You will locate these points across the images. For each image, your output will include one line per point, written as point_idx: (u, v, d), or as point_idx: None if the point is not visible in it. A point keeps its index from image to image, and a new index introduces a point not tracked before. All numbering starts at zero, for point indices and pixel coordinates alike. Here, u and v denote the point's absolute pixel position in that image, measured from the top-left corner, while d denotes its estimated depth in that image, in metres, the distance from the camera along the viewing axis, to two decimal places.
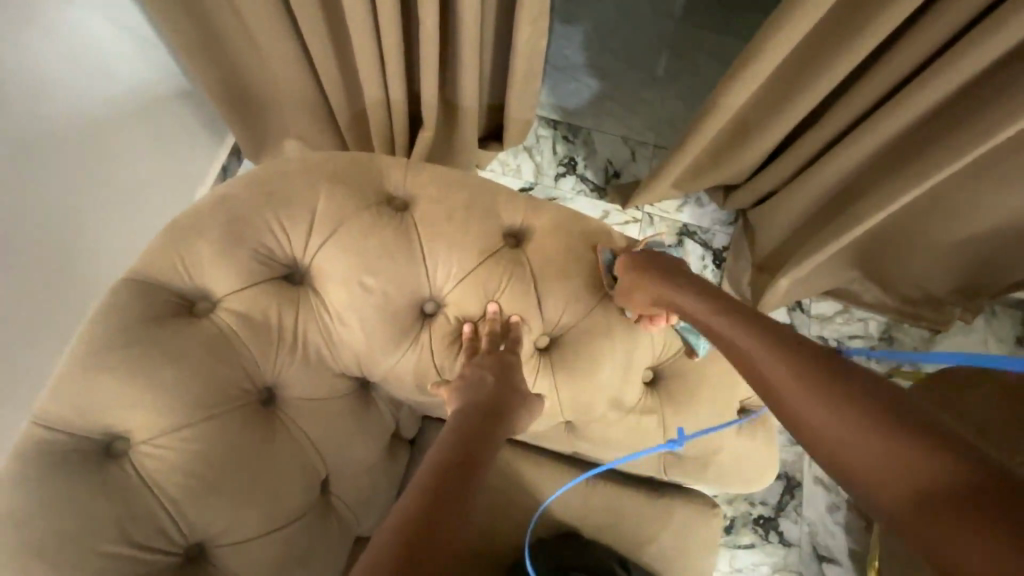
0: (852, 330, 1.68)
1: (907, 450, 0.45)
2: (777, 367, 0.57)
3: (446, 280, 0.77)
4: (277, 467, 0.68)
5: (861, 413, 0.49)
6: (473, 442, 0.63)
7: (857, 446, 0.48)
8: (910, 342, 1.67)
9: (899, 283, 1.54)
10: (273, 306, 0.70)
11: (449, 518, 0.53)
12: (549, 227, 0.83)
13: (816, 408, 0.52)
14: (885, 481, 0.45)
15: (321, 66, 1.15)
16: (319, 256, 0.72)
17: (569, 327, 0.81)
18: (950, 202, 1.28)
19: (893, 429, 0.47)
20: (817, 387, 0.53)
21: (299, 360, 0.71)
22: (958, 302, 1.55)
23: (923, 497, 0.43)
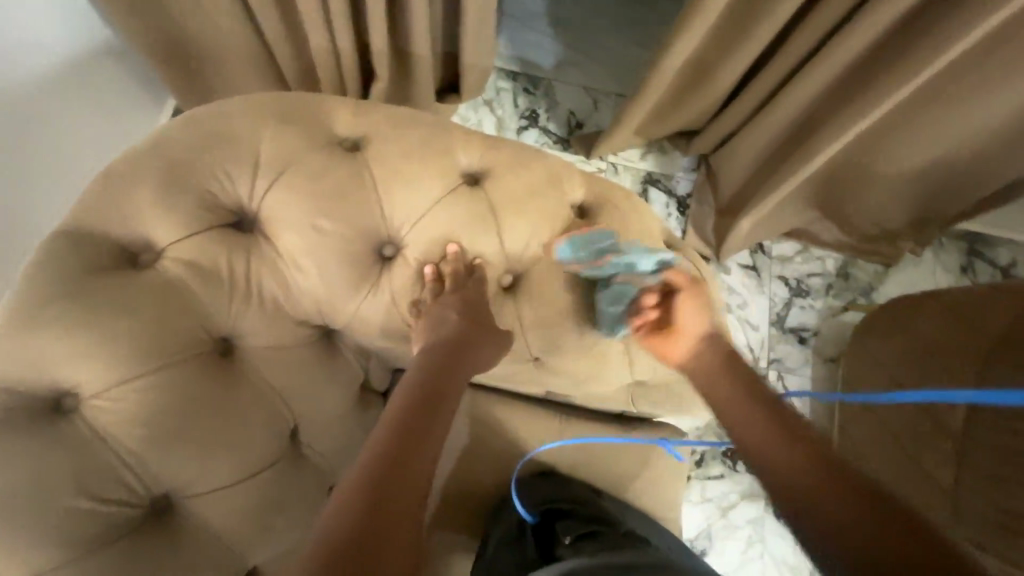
0: (811, 268, 1.74)
1: (864, 510, 0.54)
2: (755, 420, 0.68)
3: (404, 222, 0.75)
4: (244, 416, 0.67)
5: (819, 460, 0.61)
6: (437, 385, 0.64)
7: (824, 504, 0.56)
8: (865, 277, 1.74)
9: (854, 219, 1.60)
10: (221, 253, 0.67)
11: (416, 459, 0.54)
12: (508, 167, 0.82)
13: (786, 466, 0.62)
14: (839, 531, 0.54)
15: (261, 11, 1.07)
16: (268, 201, 0.69)
17: (532, 264, 0.81)
18: (900, 131, 1.32)
19: (841, 472, 0.59)
20: (793, 437, 0.64)
21: (255, 307, 0.68)
22: (909, 235, 1.62)
23: (859, 516, 0.54)
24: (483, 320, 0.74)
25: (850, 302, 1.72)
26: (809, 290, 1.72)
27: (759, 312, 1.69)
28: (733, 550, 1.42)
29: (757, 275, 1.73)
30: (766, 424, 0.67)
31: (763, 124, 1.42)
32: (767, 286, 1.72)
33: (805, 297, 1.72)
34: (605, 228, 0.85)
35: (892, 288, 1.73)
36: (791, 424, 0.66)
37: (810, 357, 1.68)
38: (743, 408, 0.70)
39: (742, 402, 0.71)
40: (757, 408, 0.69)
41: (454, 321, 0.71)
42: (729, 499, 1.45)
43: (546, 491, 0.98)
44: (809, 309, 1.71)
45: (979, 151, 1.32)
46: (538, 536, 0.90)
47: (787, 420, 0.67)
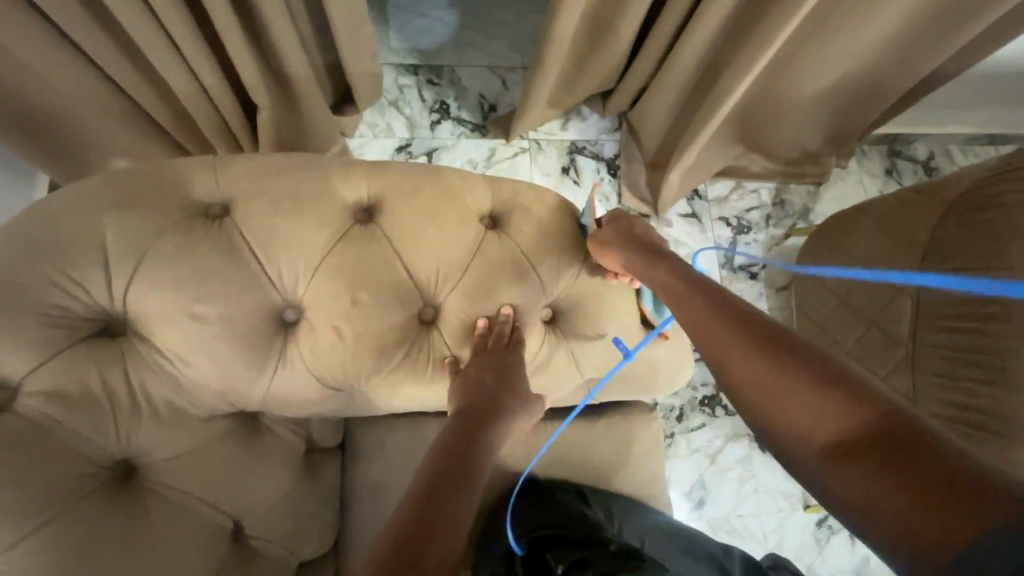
0: (748, 203, 1.73)
1: (837, 414, 0.50)
2: (721, 334, 0.61)
3: (297, 281, 0.68)
4: (161, 540, 0.61)
5: (786, 382, 0.54)
6: (458, 452, 0.67)
7: (801, 413, 0.52)
8: (799, 200, 1.74)
9: (777, 147, 1.60)
10: (90, 371, 0.59)
11: (439, 540, 0.57)
12: (403, 191, 0.76)
13: (758, 376, 0.56)
14: (810, 440, 0.51)
15: (105, 62, 0.95)
16: (134, 299, 0.61)
17: (448, 289, 0.75)
18: (803, 54, 1.31)
19: (804, 381, 0.53)
20: (757, 354, 0.57)
21: (146, 419, 0.61)
22: (831, 151, 1.64)
23: (830, 433, 0.50)
24: (509, 373, 0.75)
25: (790, 228, 1.73)
26: (750, 225, 1.72)
27: (707, 257, 1.68)
28: (729, 492, 1.44)
29: (698, 222, 1.71)
30: (720, 335, 0.61)
31: (669, 73, 1.38)
32: (710, 231, 1.70)
33: (747, 233, 1.72)
34: (519, 235, 0.80)
35: (827, 205, 1.74)
36: (756, 336, 0.59)
37: (764, 290, 1.68)
38: (709, 318, 0.63)
39: (702, 318, 0.64)
40: (718, 327, 0.62)
41: (482, 377, 0.73)
42: (715, 445, 1.46)
43: (531, 518, 0.94)
44: (753, 244, 1.71)
45: (880, 59, 1.33)
46: (529, 569, 0.90)
47: (748, 336, 0.59)
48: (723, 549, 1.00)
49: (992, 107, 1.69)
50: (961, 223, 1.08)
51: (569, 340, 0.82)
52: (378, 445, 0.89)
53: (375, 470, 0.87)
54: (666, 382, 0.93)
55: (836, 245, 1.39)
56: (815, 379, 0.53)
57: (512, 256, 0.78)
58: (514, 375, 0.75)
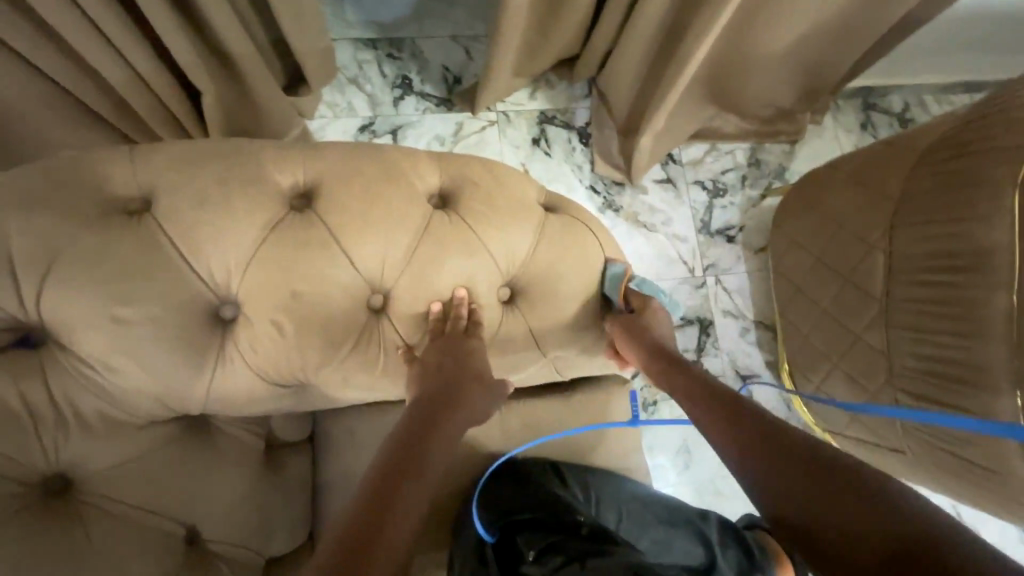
0: (723, 165, 1.70)
1: (781, 454, 0.59)
2: (709, 413, 0.70)
3: (232, 275, 0.64)
4: (106, 551, 0.58)
5: (749, 430, 0.63)
6: (414, 442, 0.65)
7: (756, 453, 0.61)
8: (775, 158, 1.71)
9: (750, 107, 1.57)
10: (6, 387, 0.55)
11: (388, 531, 0.54)
12: (345, 174, 0.71)
13: (721, 432, 0.66)
14: (762, 469, 0.59)
15: (29, 52, 0.89)
16: (50, 306, 0.57)
17: (398, 274, 0.71)
18: (770, 7, 1.27)
19: (757, 431, 0.63)
20: (724, 414, 0.68)
21: (75, 432, 0.58)
22: (804, 108, 1.61)
23: (778, 467, 0.58)
24: (467, 368, 0.73)
25: (766, 189, 1.70)
26: (726, 188, 1.69)
27: (683, 223, 1.65)
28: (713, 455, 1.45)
29: (674, 187, 1.67)
30: (699, 406, 0.72)
31: (633, 34, 1.33)
32: (686, 196, 1.67)
33: (723, 196, 1.69)
34: (471, 214, 0.76)
35: (803, 162, 1.71)
36: (721, 401, 0.70)
37: (741, 253, 1.66)
38: (691, 394, 0.75)
39: (687, 394, 0.75)
40: (698, 400, 0.73)
41: (445, 367, 0.72)
42: None
43: (503, 505, 0.93)
44: (729, 207, 1.68)
45: (848, 8, 1.29)
46: (500, 555, 0.87)
47: (717, 401, 0.70)
48: (701, 514, 1.02)
49: (968, 51, 1.64)
50: (934, 170, 1.04)
51: (530, 319, 0.80)
52: (344, 437, 0.86)
53: (343, 462, 0.85)
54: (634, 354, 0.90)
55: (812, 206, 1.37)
56: (767, 428, 0.63)
57: (464, 236, 0.74)
58: (472, 366, 0.73)
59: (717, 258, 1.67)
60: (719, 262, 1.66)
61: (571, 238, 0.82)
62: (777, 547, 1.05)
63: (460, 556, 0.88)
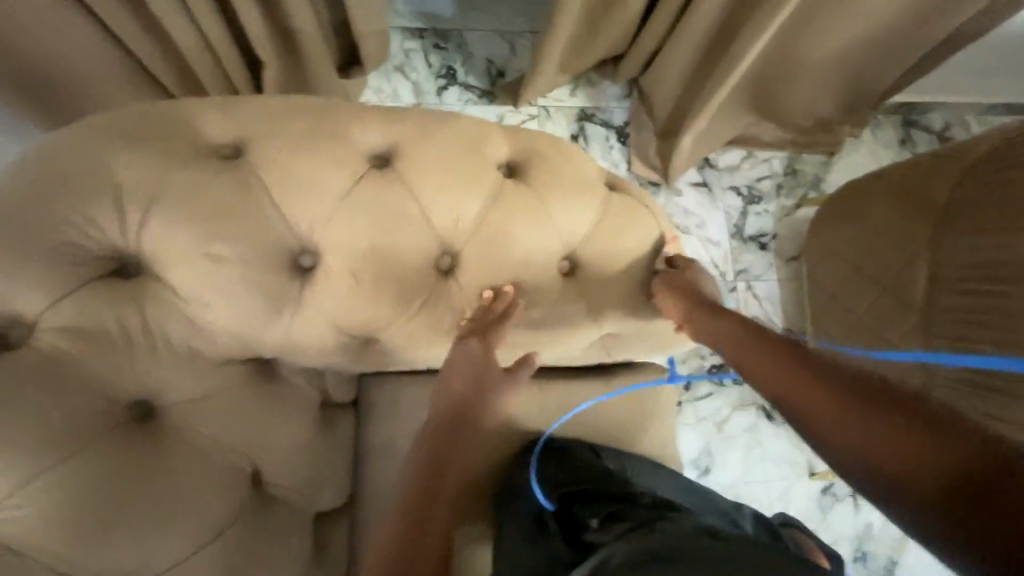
0: (759, 172, 1.70)
1: (855, 410, 0.58)
2: (773, 369, 0.68)
3: (315, 225, 0.66)
4: (184, 477, 0.61)
5: (806, 372, 0.64)
6: (448, 445, 0.70)
7: (827, 412, 0.60)
8: (811, 169, 1.71)
9: (792, 114, 1.57)
10: (105, 308, 0.57)
11: (423, 551, 0.62)
12: (417, 136, 0.73)
13: (789, 389, 0.64)
14: (837, 427, 0.58)
15: (107, 17, 0.90)
16: (149, 235, 0.60)
17: (468, 238, 0.74)
18: (820, 13, 1.28)
19: (827, 385, 0.61)
20: (790, 368, 0.66)
21: (164, 359, 0.60)
22: (845, 120, 1.60)
23: (852, 419, 0.57)
24: (498, 376, 0.75)
25: (801, 199, 1.70)
26: (761, 195, 1.69)
27: (717, 227, 1.66)
28: (736, 459, 1.45)
29: (709, 192, 1.68)
30: (761, 362, 0.70)
31: (685, 34, 1.34)
32: (721, 200, 1.68)
33: (758, 203, 1.69)
34: (538, 185, 0.78)
35: (840, 174, 1.71)
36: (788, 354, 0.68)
37: (773, 260, 1.66)
38: (749, 347, 0.72)
39: (744, 347, 0.73)
40: (758, 357, 0.70)
41: (478, 369, 0.73)
42: (722, 414, 1.46)
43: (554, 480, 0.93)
44: (764, 214, 1.69)
45: (898, 19, 1.30)
46: (561, 525, 0.86)
47: (780, 355, 0.69)
48: (734, 506, 1.02)
49: (1009, 74, 1.64)
50: (982, 180, 1.06)
51: (587, 294, 0.81)
52: (391, 405, 0.88)
53: (384, 428, 0.87)
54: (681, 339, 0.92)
55: (850, 213, 1.36)
56: (839, 381, 0.61)
57: (529, 206, 0.76)
58: (502, 374, 0.76)
59: (748, 264, 1.67)
60: (750, 269, 1.66)
61: (629, 217, 0.83)
62: (813, 545, 1.06)
63: (517, 525, 0.86)
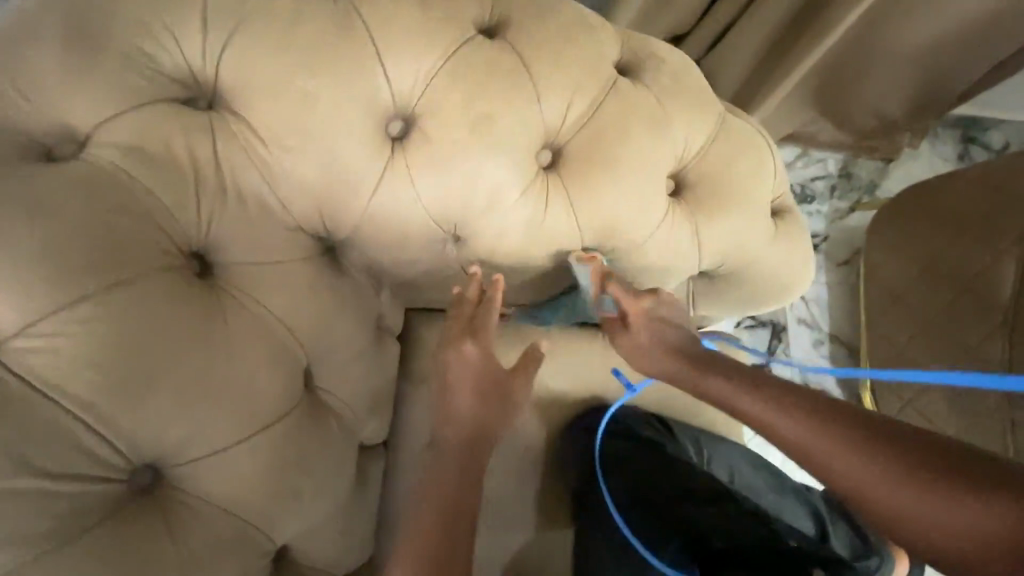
0: (813, 172, 1.52)
1: (930, 489, 0.40)
2: (797, 432, 0.49)
3: (416, 84, 0.57)
4: (241, 348, 0.51)
5: (858, 430, 0.46)
6: (473, 464, 0.61)
7: (892, 495, 0.42)
8: (866, 175, 1.53)
9: (855, 113, 1.36)
10: (175, 134, 0.49)
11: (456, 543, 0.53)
12: (534, 11, 0.64)
13: (825, 458, 0.46)
14: (910, 516, 0.41)
15: None
16: (234, 58, 0.51)
17: (575, 131, 0.65)
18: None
19: (881, 453, 0.43)
20: (821, 430, 0.48)
21: (234, 206, 0.52)
22: (909, 125, 1.39)
23: (935, 505, 0.40)
24: (507, 386, 0.67)
25: (855, 204, 1.50)
26: (813, 195, 1.50)
27: None
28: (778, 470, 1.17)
29: None
30: (777, 422, 0.51)
31: None
32: None
33: (808, 203, 1.49)
34: (658, 85, 0.69)
35: (895, 184, 1.52)
36: (814, 409, 0.49)
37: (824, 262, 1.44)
38: (757, 403, 0.53)
39: (755, 402, 0.54)
40: (773, 418, 0.51)
41: (483, 381, 0.66)
42: None
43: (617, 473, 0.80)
44: (815, 215, 1.49)
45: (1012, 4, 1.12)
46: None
47: (805, 410, 0.50)
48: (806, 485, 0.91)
49: None
50: None
51: (693, 217, 0.72)
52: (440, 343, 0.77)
53: (432, 366, 0.78)
54: (778, 293, 0.83)
55: (920, 211, 1.21)
56: (895, 446, 0.43)
57: (649, 107, 0.67)
58: (512, 381, 0.68)
59: None
60: None
61: (741, 140, 0.74)
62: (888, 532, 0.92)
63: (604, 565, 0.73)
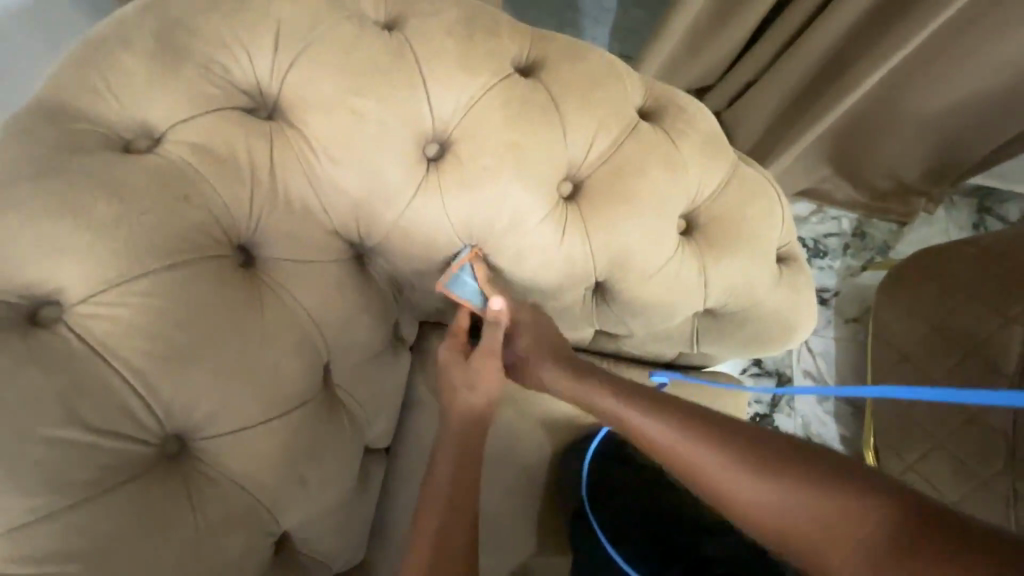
0: (827, 229, 1.52)
1: (814, 503, 0.49)
2: (704, 458, 0.56)
3: (454, 112, 0.63)
4: (270, 335, 0.55)
5: (727, 444, 0.56)
6: (467, 466, 0.65)
7: (785, 511, 0.50)
8: (880, 236, 1.53)
9: (869, 174, 1.41)
10: (237, 137, 0.55)
11: (448, 546, 0.61)
12: (567, 57, 0.70)
13: (730, 480, 0.54)
14: (802, 529, 0.49)
15: None
16: (297, 75, 0.57)
17: (597, 166, 0.70)
18: (927, 69, 1.17)
19: (771, 473, 0.52)
20: (725, 453, 0.55)
21: (281, 208, 0.57)
22: (924, 189, 1.43)
23: (819, 518, 0.48)
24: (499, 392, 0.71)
25: (868, 262, 1.50)
26: (825, 251, 1.50)
27: None
28: None
29: None
30: (682, 446, 0.58)
31: None
32: None
33: (820, 258, 1.50)
34: (676, 131, 0.74)
35: (910, 246, 1.52)
36: (714, 432, 0.57)
37: (831, 317, 1.44)
38: (663, 429, 0.60)
39: (657, 428, 0.60)
40: (676, 443, 0.58)
41: (492, 391, 0.70)
42: None
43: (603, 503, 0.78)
44: (826, 270, 1.49)
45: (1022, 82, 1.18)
46: None
47: (708, 436, 0.57)
48: None
49: None
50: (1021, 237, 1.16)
51: (703, 256, 0.76)
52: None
53: None
54: (779, 338, 0.86)
55: (934, 275, 1.22)
56: (784, 468, 0.52)
57: (666, 148, 0.72)
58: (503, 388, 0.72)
59: None
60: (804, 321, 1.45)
61: (753, 188, 0.78)
62: None
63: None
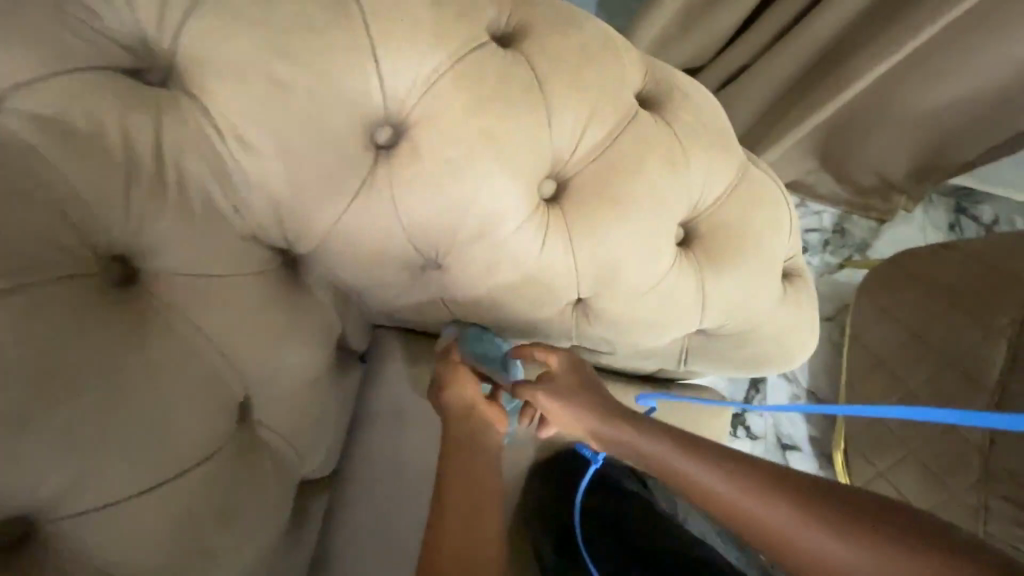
0: (808, 223, 1.42)
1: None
2: (774, 520, 0.44)
3: (411, 89, 0.49)
4: (158, 379, 0.42)
5: (793, 497, 0.44)
6: (486, 495, 0.51)
7: None
8: (859, 233, 1.44)
9: (857, 170, 1.31)
10: (112, 110, 0.41)
11: None
12: (552, 25, 0.57)
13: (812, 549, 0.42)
14: None
15: None
16: (197, 30, 0.43)
17: (585, 163, 0.58)
18: (932, 61, 1.07)
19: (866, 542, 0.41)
20: (800, 512, 0.44)
21: (173, 206, 0.44)
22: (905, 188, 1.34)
23: None
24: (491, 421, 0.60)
25: (845, 261, 1.42)
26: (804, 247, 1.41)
27: None
28: None
29: None
30: (742, 504, 0.46)
31: None
32: None
33: None
34: (679, 124, 0.63)
35: (889, 245, 1.44)
36: (782, 484, 0.46)
37: None
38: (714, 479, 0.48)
39: (706, 478, 0.49)
40: (734, 500, 0.46)
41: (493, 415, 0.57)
42: None
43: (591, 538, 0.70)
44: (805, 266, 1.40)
45: None
46: None
47: (775, 489, 0.46)
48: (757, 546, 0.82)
49: None
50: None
51: (700, 271, 0.66)
52: (401, 376, 0.69)
53: (394, 396, 0.68)
54: (776, 361, 0.78)
55: (914, 276, 1.14)
56: (882, 533, 0.41)
57: (668, 144, 0.61)
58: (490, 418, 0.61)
59: None
60: None
61: (758, 194, 0.68)
62: None
63: None
